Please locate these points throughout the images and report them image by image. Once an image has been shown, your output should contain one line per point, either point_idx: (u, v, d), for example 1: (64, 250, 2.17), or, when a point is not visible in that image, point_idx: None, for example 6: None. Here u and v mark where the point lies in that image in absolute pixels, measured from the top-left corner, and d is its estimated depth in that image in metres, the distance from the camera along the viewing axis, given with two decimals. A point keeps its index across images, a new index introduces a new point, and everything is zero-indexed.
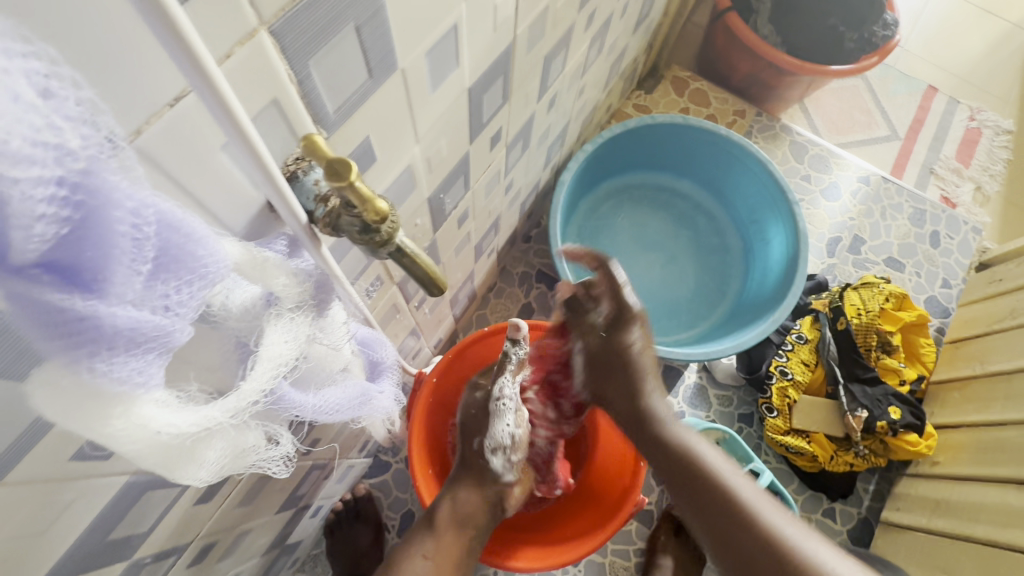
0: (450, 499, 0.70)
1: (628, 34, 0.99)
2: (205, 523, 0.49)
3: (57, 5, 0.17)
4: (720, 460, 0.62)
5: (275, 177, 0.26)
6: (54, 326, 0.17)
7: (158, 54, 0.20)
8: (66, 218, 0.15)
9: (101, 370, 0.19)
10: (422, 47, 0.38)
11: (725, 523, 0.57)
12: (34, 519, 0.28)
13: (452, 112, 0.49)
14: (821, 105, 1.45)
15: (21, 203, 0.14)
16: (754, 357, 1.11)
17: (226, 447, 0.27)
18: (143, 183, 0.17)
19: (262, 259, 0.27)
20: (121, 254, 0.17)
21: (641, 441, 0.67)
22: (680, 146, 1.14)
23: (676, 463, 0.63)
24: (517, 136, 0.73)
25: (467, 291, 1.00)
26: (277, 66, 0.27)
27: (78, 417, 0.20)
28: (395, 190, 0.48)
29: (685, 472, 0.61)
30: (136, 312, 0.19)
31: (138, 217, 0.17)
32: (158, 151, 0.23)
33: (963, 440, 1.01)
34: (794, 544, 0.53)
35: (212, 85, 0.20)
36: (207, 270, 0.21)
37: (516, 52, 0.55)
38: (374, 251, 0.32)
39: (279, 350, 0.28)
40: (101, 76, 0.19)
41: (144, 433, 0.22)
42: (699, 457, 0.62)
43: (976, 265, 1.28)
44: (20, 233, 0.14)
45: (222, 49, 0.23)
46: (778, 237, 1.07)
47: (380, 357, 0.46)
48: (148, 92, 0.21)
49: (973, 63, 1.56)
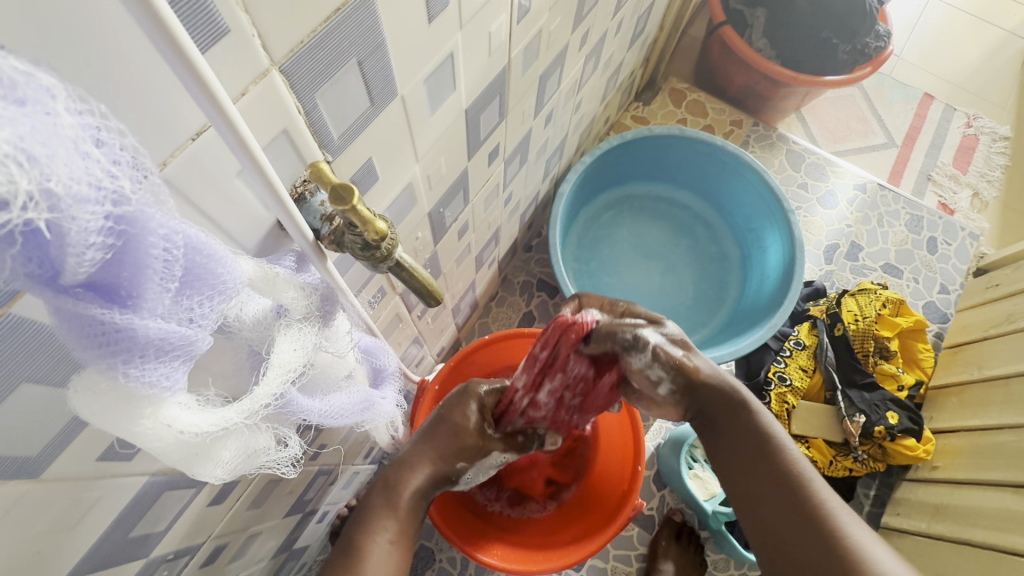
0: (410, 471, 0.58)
1: (624, 48, 1.02)
2: (217, 525, 0.51)
3: (94, 59, 0.19)
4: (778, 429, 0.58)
5: (285, 201, 0.29)
6: (95, 336, 0.19)
7: (182, 94, 0.23)
8: (111, 244, 0.18)
9: (134, 374, 0.21)
10: (420, 75, 0.40)
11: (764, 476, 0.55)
12: (66, 515, 0.31)
13: (450, 132, 0.51)
14: (817, 114, 1.48)
15: (78, 235, 0.16)
16: (752, 363, 1.14)
17: (240, 447, 0.30)
18: (173, 213, 0.20)
19: (273, 274, 0.30)
20: (154, 274, 0.20)
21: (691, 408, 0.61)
22: (675, 157, 1.17)
23: (738, 426, 0.58)
24: (515, 151, 0.76)
25: (468, 300, 1.03)
26: (287, 101, 0.30)
27: (111, 418, 0.22)
28: (396, 207, 0.51)
29: (731, 414, 0.58)
30: (165, 324, 0.21)
31: (169, 242, 0.20)
32: (182, 180, 0.25)
33: (961, 444, 1.02)
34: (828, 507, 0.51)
35: (228, 118, 0.23)
36: (225, 285, 0.24)
37: (511, 73, 0.58)
38: (375, 266, 0.35)
39: (288, 357, 0.31)
40: (134, 119, 0.22)
41: (168, 432, 0.24)
42: (755, 413, 0.58)
43: (973, 271, 1.29)
44: (74, 259, 0.17)
45: (238, 88, 0.26)
46: (775, 245, 1.08)
47: (383, 365, 0.49)
48: (173, 128, 0.24)
49: (970, 71, 1.58)
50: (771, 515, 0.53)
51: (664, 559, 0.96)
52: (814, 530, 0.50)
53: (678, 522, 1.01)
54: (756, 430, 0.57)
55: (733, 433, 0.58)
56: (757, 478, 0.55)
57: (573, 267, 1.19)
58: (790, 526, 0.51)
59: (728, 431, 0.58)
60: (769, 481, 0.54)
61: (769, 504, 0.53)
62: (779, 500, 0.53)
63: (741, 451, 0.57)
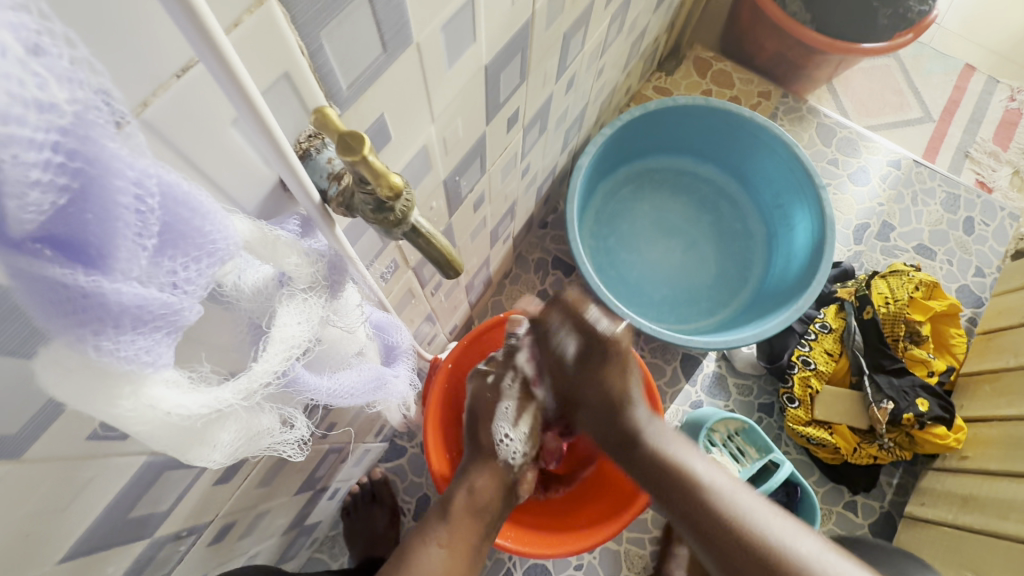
0: (466, 487, 0.64)
1: (651, 11, 0.96)
2: (224, 504, 0.50)
3: None
4: (709, 469, 0.61)
5: (287, 154, 0.25)
6: (58, 302, 0.16)
7: (158, 15, 0.19)
8: (64, 187, 0.14)
9: (107, 349, 0.18)
10: (438, 20, 0.36)
11: (713, 528, 0.56)
12: (56, 497, 0.29)
13: (467, 92, 0.47)
14: (851, 85, 1.39)
15: (13, 169, 0.13)
16: (774, 346, 1.07)
17: (240, 429, 0.27)
18: (145, 153, 0.17)
19: (274, 237, 0.26)
20: (124, 227, 0.16)
21: (630, 463, 0.65)
22: (699, 129, 1.11)
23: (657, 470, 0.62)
24: (534, 118, 0.72)
25: (482, 277, 1.00)
26: (288, 38, 0.26)
27: (85, 396, 0.19)
28: (410, 172, 0.47)
29: (663, 474, 0.62)
30: (144, 289, 0.18)
31: (140, 188, 0.16)
32: (167, 125, 0.22)
33: (994, 434, 0.97)
34: (768, 524, 0.55)
35: (217, 51, 0.19)
36: (216, 247, 0.20)
37: (534, 28, 0.53)
38: (389, 232, 0.31)
39: (291, 331, 0.27)
40: (95, 39, 0.18)
41: (154, 414, 0.21)
42: (674, 456, 0.63)
43: (1011, 253, 1.23)
44: (14, 202, 0.13)
45: (229, 17, 0.22)
46: (803, 223, 1.03)
47: (395, 342, 0.45)
48: (151, 60, 0.20)
49: (1016, 39, 1.48)
50: (721, 551, 0.56)
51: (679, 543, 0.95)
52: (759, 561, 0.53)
53: None
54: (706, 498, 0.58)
55: (667, 478, 0.61)
56: (700, 524, 0.57)
57: (590, 244, 1.14)
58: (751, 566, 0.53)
59: (654, 475, 0.63)
60: (702, 516, 0.57)
61: None
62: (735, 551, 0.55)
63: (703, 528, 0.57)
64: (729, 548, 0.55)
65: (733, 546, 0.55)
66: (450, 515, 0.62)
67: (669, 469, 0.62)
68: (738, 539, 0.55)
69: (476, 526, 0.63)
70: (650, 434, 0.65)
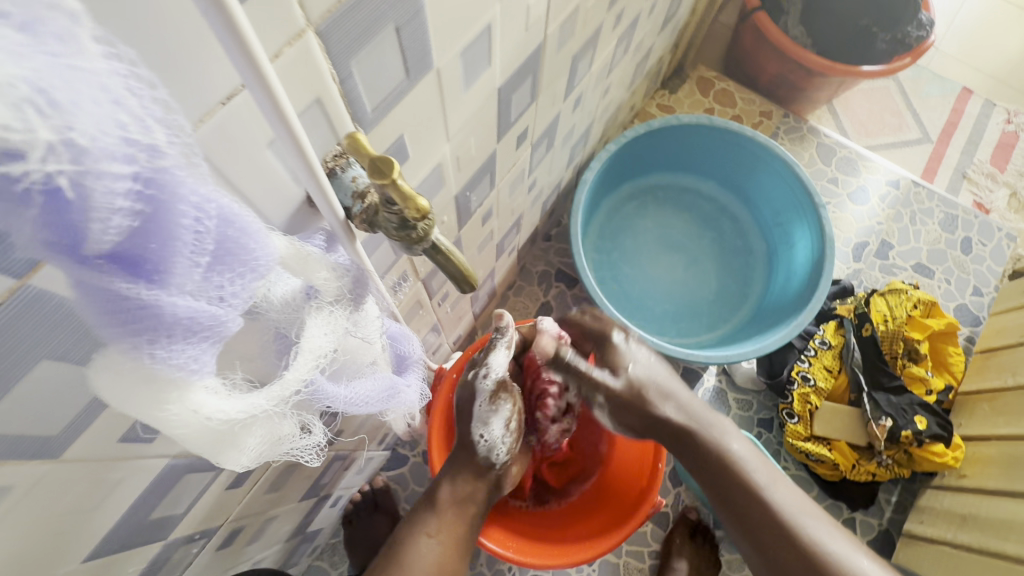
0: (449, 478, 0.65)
1: (656, 33, 0.99)
2: (234, 508, 0.50)
3: (138, 13, 0.18)
4: (748, 452, 0.61)
5: (318, 173, 0.27)
6: (118, 313, 0.18)
7: (213, 50, 0.21)
8: (139, 212, 0.16)
9: (160, 356, 0.19)
10: (457, 47, 0.38)
11: (745, 504, 0.58)
12: (86, 497, 0.30)
13: (481, 112, 0.49)
14: (851, 106, 1.42)
15: (103, 198, 0.15)
16: (774, 362, 1.09)
17: (266, 434, 0.28)
18: (205, 180, 0.18)
19: (306, 253, 0.28)
20: (183, 246, 0.18)
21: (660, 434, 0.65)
22: (702, 147, 1.13)
23: (712, 465, 0.61)
24: (542, 135, 0.74)
25: (487, 288, 1.01)
26: (322, 66, 0.27)
27: (135, 400, 0.20)
28: (425, 187, 0.49)
29: (695, 448, 0.62)
30: (195, 301, 0.19)
31: (200, 211, 0.18)
32: (212, 147, 0.24)
33: (991, 453, 0.98)
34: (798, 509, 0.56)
35: (264, 81, 0.21)
36: (257, 263, 0.22)
37: (546, 52, 0.55)
38: (409, 248, 0.33)
39: (318, 342, 0.29)
40: (162, 74, 0.20)
41: (195, 418, 0.22)
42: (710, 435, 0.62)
43: (1008, 274, 1.24)
44: (99, 225, 0.15)
45: (272, 50, 0.24)
46: (803, 241, 1.05)
47: (407, 352, 0.47)
48: (203, 91, 0.22)
49: (1013, 63, 1.51)
50: (744, 523, 0.58)
51: (678, 557, 0.95)
52: (784, 539, 0.55)
53: (694, 520, 1.00)
54: (790, 529, 0.55)
55: (700, 451, 0.62)
56: (731, 495, 0.59)
57: (593, 257, 1.16)
58: (774, 543, 0.56)
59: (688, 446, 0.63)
60: (734, 488, 0.59)
61: (770, 547, 0.56)
62: (791, 562, 0.54)
63: (707, 465, 0.61)
64: (756, 524, 0.57)
65: (760, 522, 0.57)
66: (438, 506, 0.63)
67: (703, 444, 0.61)
68: (764, 515, 0.57)
69: (462, 517, 0.64)
70: (687, 414, 0.64)
